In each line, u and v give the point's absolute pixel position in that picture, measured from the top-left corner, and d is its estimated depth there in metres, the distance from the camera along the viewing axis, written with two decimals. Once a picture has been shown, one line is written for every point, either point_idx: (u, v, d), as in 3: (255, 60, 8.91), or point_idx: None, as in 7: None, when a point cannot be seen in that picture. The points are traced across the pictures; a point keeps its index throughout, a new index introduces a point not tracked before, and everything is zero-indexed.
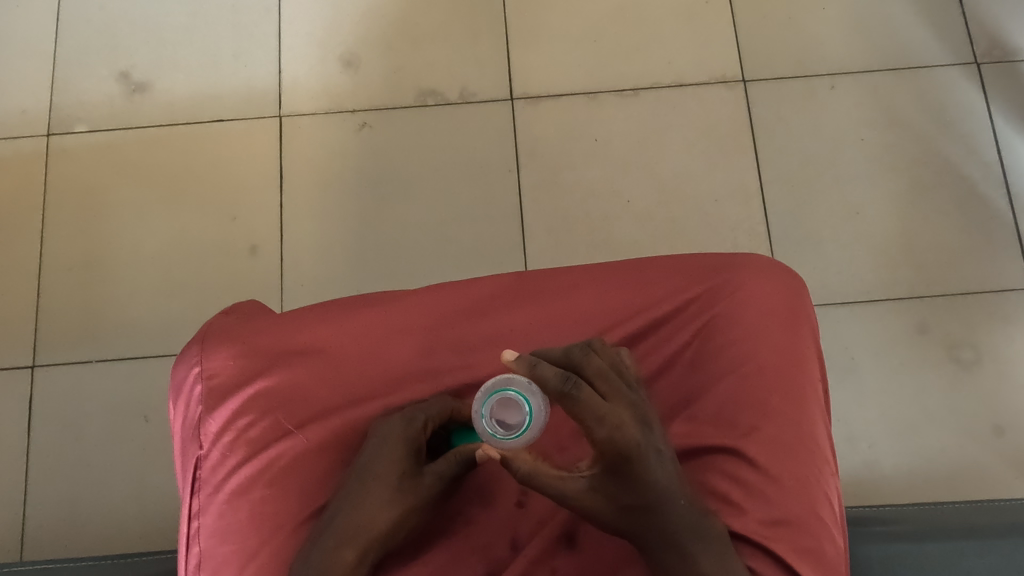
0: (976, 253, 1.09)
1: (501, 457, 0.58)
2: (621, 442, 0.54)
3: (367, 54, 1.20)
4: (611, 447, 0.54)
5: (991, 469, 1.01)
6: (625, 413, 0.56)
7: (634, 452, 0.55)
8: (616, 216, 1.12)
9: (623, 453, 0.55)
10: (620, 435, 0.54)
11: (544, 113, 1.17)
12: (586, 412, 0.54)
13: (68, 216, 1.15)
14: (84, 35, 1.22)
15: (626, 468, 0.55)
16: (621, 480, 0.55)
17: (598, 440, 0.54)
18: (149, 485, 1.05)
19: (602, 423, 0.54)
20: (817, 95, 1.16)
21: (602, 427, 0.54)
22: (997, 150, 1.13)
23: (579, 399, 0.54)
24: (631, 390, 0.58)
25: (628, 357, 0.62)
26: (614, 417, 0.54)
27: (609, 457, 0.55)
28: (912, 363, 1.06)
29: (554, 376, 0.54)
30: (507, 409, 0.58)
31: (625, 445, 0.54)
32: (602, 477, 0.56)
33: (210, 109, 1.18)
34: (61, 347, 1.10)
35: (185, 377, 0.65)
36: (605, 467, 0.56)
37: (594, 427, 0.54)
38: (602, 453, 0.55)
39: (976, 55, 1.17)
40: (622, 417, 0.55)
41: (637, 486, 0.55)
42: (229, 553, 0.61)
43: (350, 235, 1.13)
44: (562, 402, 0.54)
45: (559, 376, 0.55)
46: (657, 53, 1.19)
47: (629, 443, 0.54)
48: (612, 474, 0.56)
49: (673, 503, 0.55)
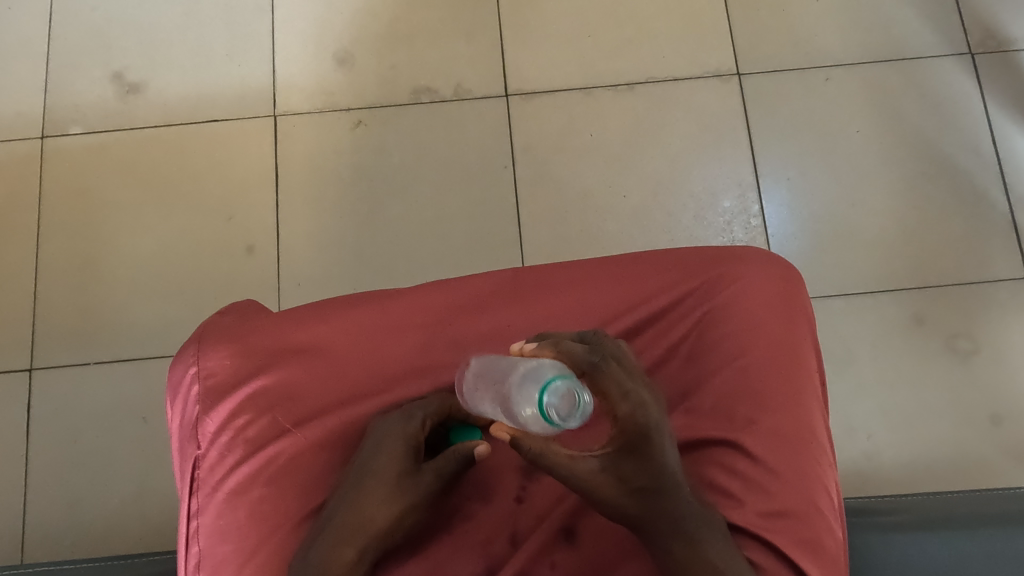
0: (972, 244, 1.09)
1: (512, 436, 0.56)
2: (643, 418, 0.56)
3: (362, 52, 1.19)
4: (631, 422, 0.56)
5: (989, 460, 1.02)
6: (645, 392, 0.57)
7: (653, 429, 0.56)
8: (613, 212, 1.12)
9: (643, 430, 0.56)
10: (642, 412, 0.56)
11: (539, 109, 1.16)
12: (612, 386, 0.56)
13: (64, 218, 1.15)
14: (77, 36, 1.21)
15: (645, 445, 0.56)
16: (636, 460, 0.56)
17: (621, 415, 0.56)
18: (148, 485, 1.05)
19: (626, 398, 0.56)
20: (812, 88, 1.16)
21: (626, 402, 0.56)
22: (992, 141, 1.14)
23: (606, 371, 0.56)
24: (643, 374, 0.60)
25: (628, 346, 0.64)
26: (637, 394, 0.56)
27: (627, 434, 0.56)
28: (910, 354, 1.06)
29: (581, 351, 0.56)
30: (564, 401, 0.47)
31: (645, 422, 0.56)
32: (616, 457, 0.56)
33: (204, 109, 1.18)
34: (59, 350, 1.10)
35: (182, 377, 0.65)
36: (621, 446, 0.56)
37: (618, 402, 0.56)
38: (621, 430, 0.56)
39: (971, 46, 1.17)
40: (643, 395, 0.57)
41: (653, 465, 0.56)
42: (228, 553, 0.61)
43: (347, 233, 1.13)
44: (589, 375, 0.56)
45: (586, 352, 0.57)
46: (651, 48, 1.19)
47: (649, 421, 0.56)
48: (627, 453, 0.56)
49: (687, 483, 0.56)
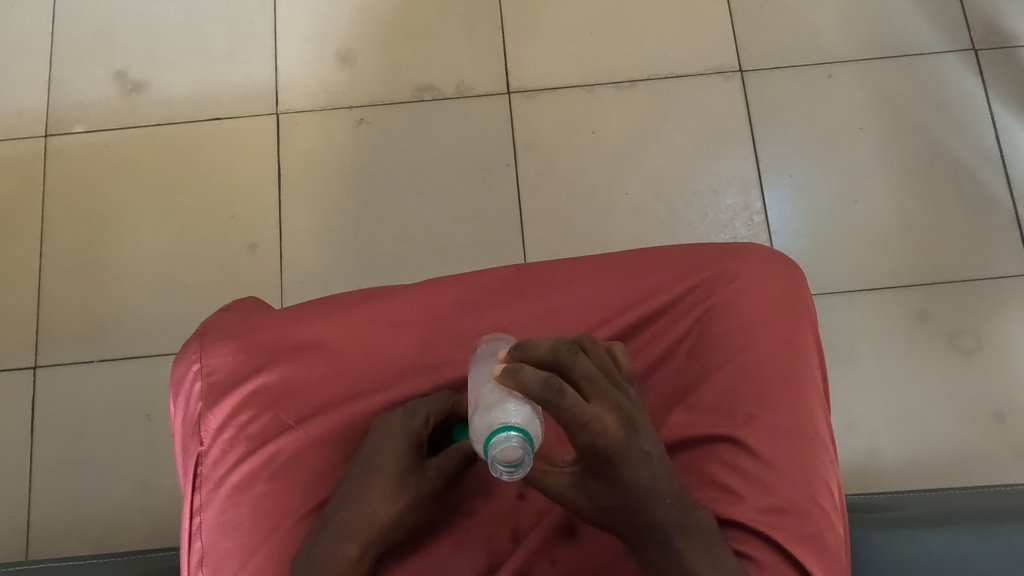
0: (976, 240, 1.09)
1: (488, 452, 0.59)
2: (603, 447, 0.53)
3: (364, 49, 1.20)
4: (593, 450, 0.54)
5: (992, 456, 1.01)
6: (610, 417, 0.54)
7: (615, 455, 0.54)
8: (615, 209, 1.12)
9: (606, 455, 0.54)
10: (603, 441, 0.53)
11: (541, 106, 1.16)
12: (571, 418, 0.52)
13: (68, 217, 1.15)
14: (80, 35, 1.22)
15: (607, 469, 0.55)
16: (602, 479, 0.56)
17: (580, 443, 0.54)
18: (152, 483, 1.05)
19: (584, 430, 0.53)
20: (814, 84, 1.16)
21: (585, 433, 0.53)
22: (996, 137, 1.13)
23: (563, 406, 0.51)
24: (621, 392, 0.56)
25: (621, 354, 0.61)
26: (597, 424, 0.53)
27: (589, 458, 0.55)
28: (913, 351, 1.06)
29: (537, 384, 0.52)
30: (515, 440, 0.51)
31: (607, 449, 0.54)
32: (583, 475, 0.57)
33: (207, 107, 1.18)
34: (63, 347, 1.10)
35: (185, 374, 0.65)
36: (586, 467, 0.56)
37: (576, 433, 0.53)
38: (584, 455, 0.55)
39: (974, 42, 1.16)
40: (606, 423, 0.53)
41: (619, 485, 0.55)
42: (230, 549, 0.61)
43: (349, 231, 1.13)
44: (545, 408, 0.52)
45: (542, 383, 0.52)
46: (653, 45, 1.18)
47: (611, 448, 0.54)
48: (594, 472, 0.56)
49: (658, 500, 0.55)
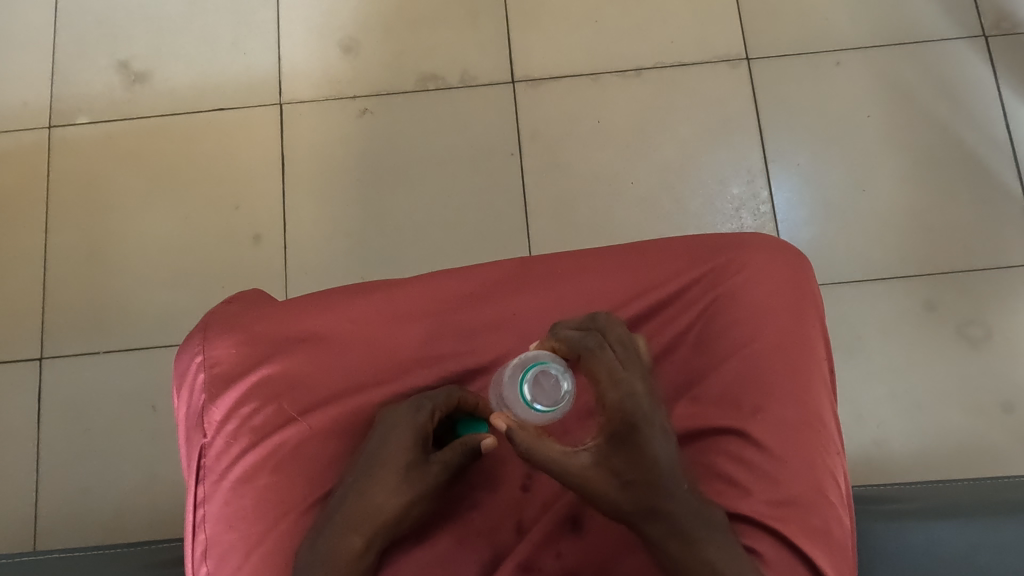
0: (985, 230, 1.08)
1: (506, 427, 0.57)
2: (630, 407, 0.56)
3: (367, 38, 1.19)
4: (619, 412, 0.56)
5: (999, 447, 1.01)
6: (639, 383, 0.58)
7: (640, 422, 0.56)
8: (620, 198, 1.12)
9: (630, 420, 0.56)
10: (630, 401, 0.56)
11: (545, 96, 1.16)
12: (602, 369, 0.58)
13: (72, 208, 1.15)
14: (83, 25, 1.21)
15: (631, 437, 0.55)
16: (624, 452, 0.55)
17: (608, 403, 0.57)
18: (158, 473, 1.06)
19: (615, 385, 0.57)
20: (822, 72, 1.15)
21: (615, 389, 0.57)
22: (1005, 124, 1.12)
23: (597, 352, 0.58)
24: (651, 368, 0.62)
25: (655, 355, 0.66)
26: (626, 383, 0.57)
27: (614, 424, 0.56)
28: (921, 340, 1.05)
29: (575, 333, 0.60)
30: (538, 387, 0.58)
31: (633, 413, 0.56)
32: (609, 449, 0.56)
33: (210, 97, 1.18)
34: (68, 338, 1.10)
35: (188, 366, 0.65)
36: (609, 437, 0.56)
37: (607, 386, 0.57)
38: (609, 419, 0.57)
39: (984, 28, 1.15)
40: (635, 386, 0.57)
41: (643, 459, 0.55)
42: (234, 541, 0.61)
43: (353, 221, 1.12)
44: (581, 355, 0.59)
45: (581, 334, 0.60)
46: (659, 32, 1.17)
47: (637, 411, 0.56)
48: (618, 443, 0.56)
49: (677, 477, 0.55)
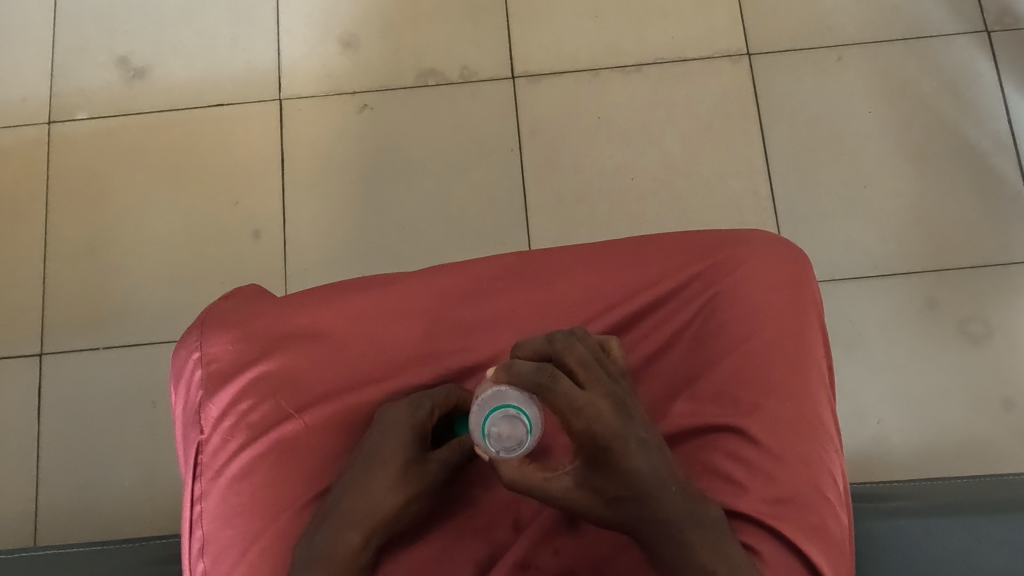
0: (986, 226, 1.08)
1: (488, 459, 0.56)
2: (599, 431, 0.53)
3: (367, 34, 1.18)
4: (590, 438, 0.53)
5: (999, 444, 1.01)
6: (602, 401, 0.54)
7: (613, 442, 0.53)
8: (620, 194, 1.11)
9: (603, 443, 0.53)
10: (598, 425, 0.53)
11: (545, 91, 1.15)
12: (563, 404, 0.53)
13: (71, 204, 1.15)
14: (82, 21, 1.21)
15: (607, 458, 0.54)
16: (606, 470, 0.54)
17: (576, 432, 0.53)
18: (158, 469, 1.06)
19: (579, 415, 0.53)
20: (822, 68, 1.14)
21: (580, 419, 0.53)
22: (1007, 120, 1.11)
23: (555, 391, 0.53)
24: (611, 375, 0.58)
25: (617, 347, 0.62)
26: (591, 409, 0.53)
27: (587, 449, 0.54)
28: (921, 337, 1.04)
29: (529, 370, 0.54)
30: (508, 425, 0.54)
31: (604, 435, 0.53)
32: (586, 471, 0.55)
33: (209, 93, 1.18)
34: (68, 335, 1.10)
35: (185, 363, 0.65)
36: (585, 459, 0.55)
37: (571, 419, 0.53)
38: (580, 445, 0.54)
39: (986, 24, 1.14)
40: (599, 407, 0.53)
41: (621, 475, 0.54)
42: (231, 537, 0.61)
43: (353, 217, 1.12)
44: (539, 395, 0.53)
45: (535, 369, 0.54)
46: (659, 28, 1.17)
47: (607, 432, 0.53)
48: (595, 464, 0.55)
49: (659, 488, 0.54)
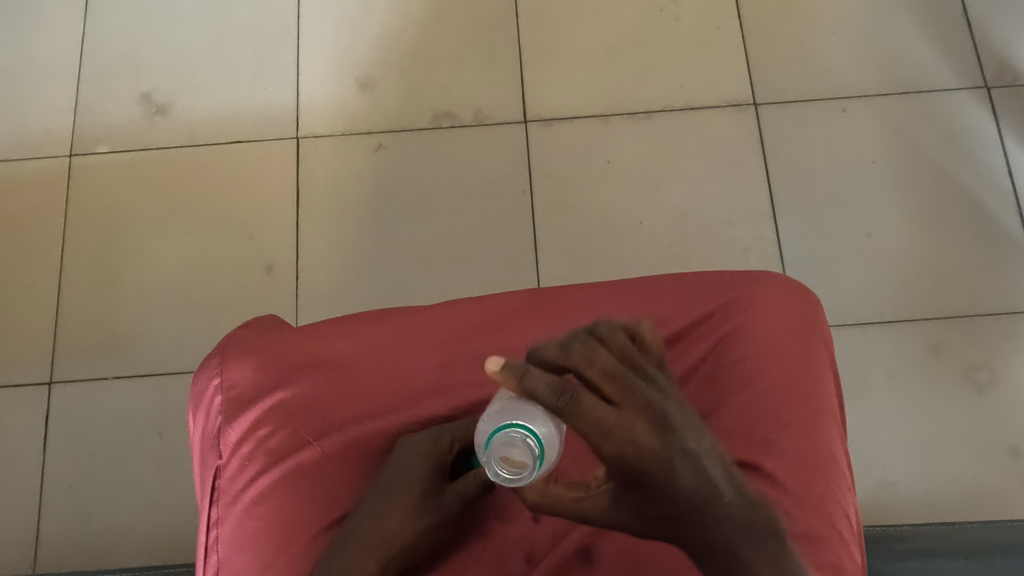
0: (990, 276, 1.09)
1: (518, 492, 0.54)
2: (631, 454, 0.49)
3: (384, 77, 1.22)
4: (626, 458, 0.49)
5: (1006, 492, 1.00)
6: (636, 420, 0.49)
7: (650, 460, 0.50)
8: (628, 236, 1.13)
9: (639, 461, 0.49)
10: (629, 447, 0.49)
11: (556, 135, 1.18)
12: (592, 428, 0.47)
13: (88, 235, 1.17)
14: (108, 59, 1.25)
15: (648, 475, 0.50)
16: (645, 485, 0.51)
17: (608, 455, 0.49)
18: (162, 501, 1.06)
19: (610, 439, 0.48)
20: (828, 119, 1.17)
21: (612, 443, 0.49)
22: (1008, 172, 1.14)
23: (578, 412, 0.47)
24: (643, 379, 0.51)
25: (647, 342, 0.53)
26: (623, 429, 0.48)
27: (625, 470, 0.50)
28: (928, 385, 1.05)
29: (547, 389, 0.47)
30: (512, 448, 0.53)
31: (638, 455, 0.49)
32: (629, 488, 0.52)
33: (228, 130, 1.20)
34: (79, 364, 1.11)
35: (205, 389, 0.66)
36: (624, 477, 0.51)
37: (602, 443, 0.48)
38: (616, 463, 0.50)
39: (987, 80, 1.18)
40: (631, 427, 0.49)
41: (665, 489, 0.51)
42: (245, 563, 0.60)
43: (365, 255, 1.14)
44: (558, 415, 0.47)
45: (552, 388, 0.47)
46: (669, 77, 1.20)
47: (641, 452, 0.49)
48: (637, 479, 0.51)
49: (695, 494, 0.52)
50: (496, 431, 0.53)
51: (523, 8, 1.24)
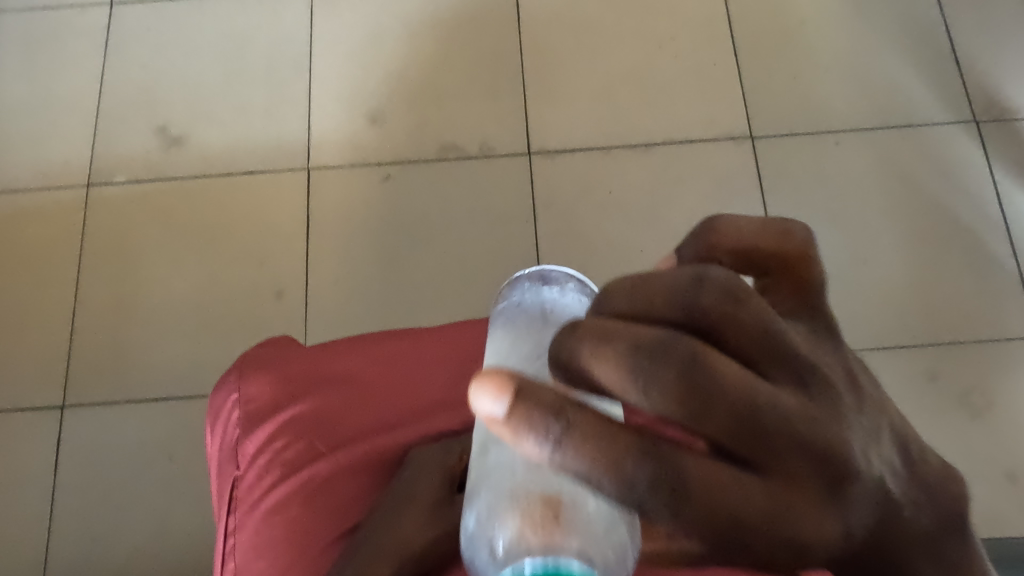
0: (983, 303, 1.12)
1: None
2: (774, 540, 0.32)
3: (393, 111, 1.26)
4: (772, 539, 0.32)
5: (1005, 516, 1.02)
6: (778, 491, 0.31)
7: (807, 538, 0.32)
8: (630, 264, 1.16)
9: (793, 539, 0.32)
10: (775, 527, 0.32)
11: (559, 167, 1.22)
12: (704, 518, 0.31)
13: (103, 262, 1.20)
14: (126, 93, 1.29)
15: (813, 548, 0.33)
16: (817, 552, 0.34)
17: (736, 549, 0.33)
18: (171, 524, 1.07)
19: (740, 530, 0.31)
20: (822, 151, 1.21)
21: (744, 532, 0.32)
22: (999, 203, 1.17)
23: (674, 500, 0.31)
24: (780, 395, 0.31)
25: (773, 322, 0.32)
26: (756, 517, 0.31)
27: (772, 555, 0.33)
28: (924, 410, 1.07)
29: (616, 481, 0.30)
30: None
31: (787, 536, 0.32)
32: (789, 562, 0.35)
33: (242, 161, 1.24)
34: (92, 388, 1.13)
35: (225, 405, 0.69)
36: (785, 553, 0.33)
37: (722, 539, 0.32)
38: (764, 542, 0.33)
39: (975, 114, 1.22)
40: (770, 503, 0.31)
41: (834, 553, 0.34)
42: (262, 570, 0.60)
43: (374, 282, 1.17)
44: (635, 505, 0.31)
45: (626, 471, 0.30)
46: (668, 111, 1.24)
47: (790, 534, 0.32)
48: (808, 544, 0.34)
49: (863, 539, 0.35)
50: (507, 573, 0.37)
51: (527, 46, 1.29)
